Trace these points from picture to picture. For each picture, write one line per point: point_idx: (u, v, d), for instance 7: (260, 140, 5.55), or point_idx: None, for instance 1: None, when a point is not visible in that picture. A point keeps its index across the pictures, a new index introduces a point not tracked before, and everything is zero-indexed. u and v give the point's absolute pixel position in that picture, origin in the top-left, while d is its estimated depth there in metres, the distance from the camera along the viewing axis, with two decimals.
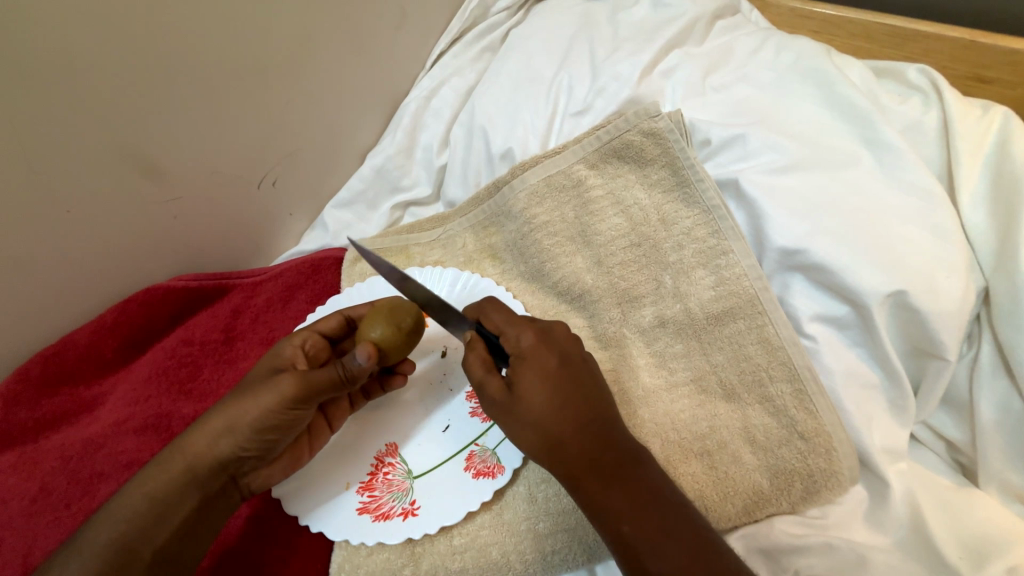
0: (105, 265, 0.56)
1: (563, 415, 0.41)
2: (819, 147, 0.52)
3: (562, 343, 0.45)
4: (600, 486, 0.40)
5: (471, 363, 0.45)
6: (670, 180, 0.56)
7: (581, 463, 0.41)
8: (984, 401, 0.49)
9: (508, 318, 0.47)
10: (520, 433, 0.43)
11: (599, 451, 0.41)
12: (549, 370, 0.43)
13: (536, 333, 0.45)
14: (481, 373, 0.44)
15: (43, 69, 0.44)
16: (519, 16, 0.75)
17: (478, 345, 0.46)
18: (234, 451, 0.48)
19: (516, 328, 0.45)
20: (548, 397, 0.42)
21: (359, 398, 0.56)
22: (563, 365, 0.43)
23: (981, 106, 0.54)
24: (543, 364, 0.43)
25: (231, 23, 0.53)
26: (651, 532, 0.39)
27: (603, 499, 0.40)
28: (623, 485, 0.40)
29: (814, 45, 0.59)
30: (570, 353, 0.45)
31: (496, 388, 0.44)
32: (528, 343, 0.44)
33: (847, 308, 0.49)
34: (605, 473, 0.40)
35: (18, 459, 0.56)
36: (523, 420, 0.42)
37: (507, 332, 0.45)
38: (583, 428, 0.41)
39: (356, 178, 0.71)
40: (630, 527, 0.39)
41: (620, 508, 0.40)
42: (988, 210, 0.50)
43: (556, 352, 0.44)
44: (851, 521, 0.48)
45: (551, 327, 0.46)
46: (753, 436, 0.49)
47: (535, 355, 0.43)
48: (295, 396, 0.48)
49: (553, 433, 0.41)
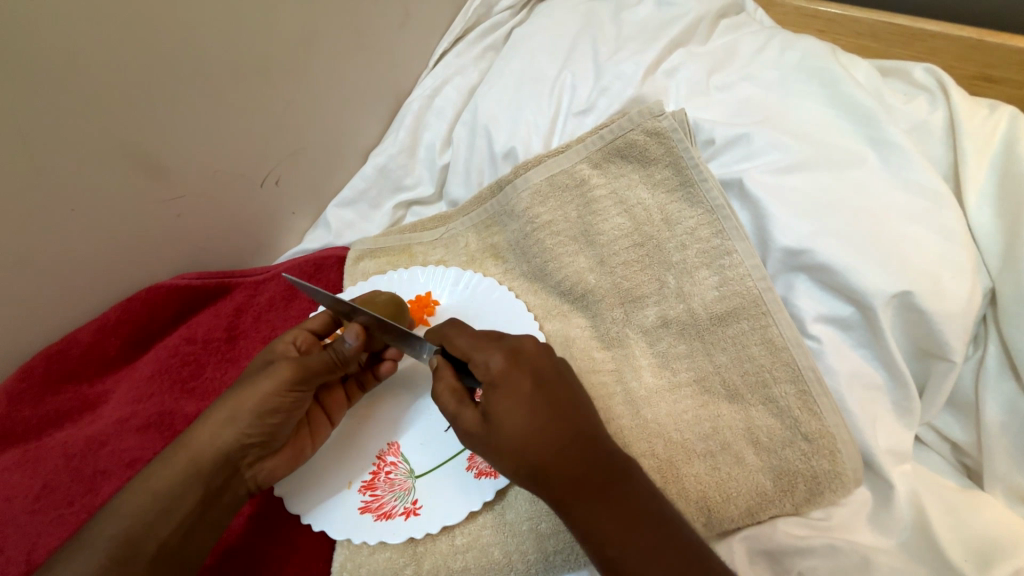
0: (109, 264, 0.56)
1: (540, 442, 0.41)
2: (824, 146, 0.52)
3: (533, 362, 0.44)
4: (584, 506, 0.40)
5: (443, 395, 0.45)
6: (674, 179, 0.55)
7: (565, 485, 0.40)
8: (991, 404, 0.48)
9: (475, 342, 0.46)
10: (500, 461, 0.42)
11: (578, 472, 0.40)
12: (521, 394, 0.42)
13: (504, 356, 0.44)
14: (454, 405, 0.45)
15: (48, 69, 0.44)
16: (523, 15, 0.75)
17: (446, 373, 0.46)
18: (236, 439, 0.48)
19: (483, 353, 0.45)
20: (523, 422, 0.41)
21: (355, 390, 0.57)
22: (535, 387, 0.43)
23: (988, 105, 0.53)
24: (514, 390, 0.42)
25: (235, 22, 0.53)
26: (636, 551, 0.39)
27: (588, 520, 0.40)
28: (605, 503, 0.40)
29: (820, 44, 0.59)
30: (542, 372, 0.44)
31: (472, 418, 0.44)
32: (498, 368, 0.43)
33: (852, 308, 0.48)
34: (585, 494, 0.40)
35: (22, 457, 0.56)
36: (500, 449, 0.42)
37: (475, 358, 0.45)
38: (564, 446, 0.41)
39: (358, 177, 0.71)
40: (618, 546, 0.39)
41: (605, 527, 0.39)
42: (995, 209, 0.49)
43: (528, 373, 0.43)
44: (854, 522, 0.47)
45: (518, 346, 0.45)
46: (757, 437, 0.49)
47: (506, 381, 0.43)
48: (293, 377, 0.48)
49: (533, 455, 0.41)
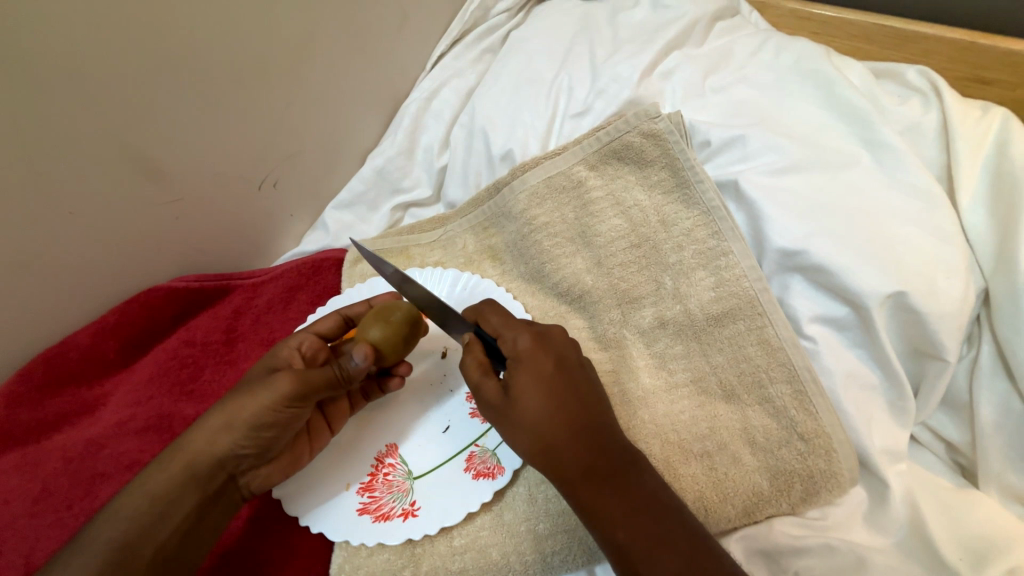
0: (107, 266, 0.56)
1: (557, 420, 0.41)
2: (819, 147, 0.52)
3: (557, 346, 0.45)
4: (592, 488, 0.40)
5: (469, 365, 0.45)
6: (670, 180, 0.56)
7: (575, 466, 0.41)
8: (985, 403, 0.48)
9: (506, 321, 0.47)
10: (515, 437, 0.43)
11: (588, 455, 0.41)
12: (544, 373, 0.43)
13: (532, 336, 0.45)
14: (478, 375, 0.44)
15: (48, 73, 0.44)
16: (520, 18, 0.75)
17: (476, 347, 0.46)
18: (230, 448, 0.48)
19: (513, 331, 0.46)
20: (542, 400, 0.42)
21: (359, 399, 0.56)
22: (557, 369, 0.44)
23: (980, 107, 0.54)
24: (539, 368, 0.43)
25: (233, 25, 0.53)
26: (643, 535, 0.39)
27: (594, 503, 0.40)
28: (614, 486, 0.40)
29: (814, 46, 0.59)
30: (566, 356, 0.45)
31: (493, 390, 0.44)
32: (525, 346, 0.44)
33: (847, 309, 0.49)
34: (597, 478, 0.40)
35: (21, 460, 0.56)
36: (519, 424, 0.42)
37: (504, 335, 0.46)
38: (577, 430, 0.41)
39: (356, 179, 0.71)
40: (625, 530, 0.39)
41: (612, 510, 0.40)
42: (988, 210, 0.50)
43: (551, 354, 0.44)
44: (850, 522, 0.48)
45: (547, 330, 0.46)
46: (753, 437, 0.49)
47: (531, 358, 0.43)
48: (290, 393, 0.47)
49: (545, 434, 0.41)
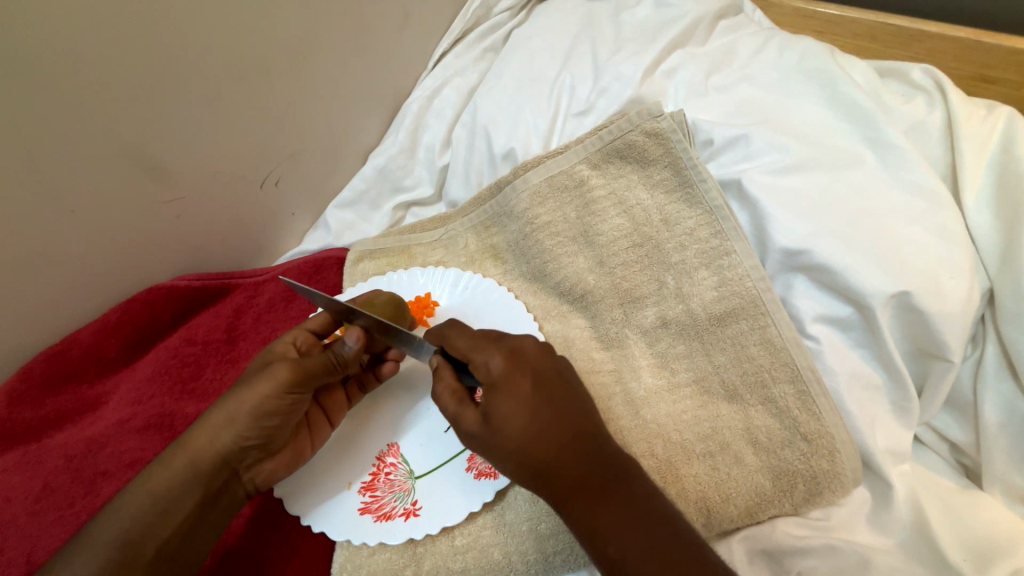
0: (109, 265, 0.56)
1: (540, 443, 0.41)
2: (822, 146, 0.52)
3: (533, 364, 0.44)
4: (586, 506, 0.40)
5: (444, 396, 0.46)
6: (673, 179, 0.56)
7: (564, 486, 0.40)
8: (989, 403, 0.48)
9: (473, 343, 0.46)
10: (502, 460, 0.42)
11: (577, 473, 0.40)
12: (519, 395, 0.42)
13: (504, 357, 0.44)
14: (455, 406, 0.45)
15: (50, 71, 0.44)
16: (522, 16, 0.75)
17: (444, 373, 0.47)
18: (235, 441, 0.48)
19: (483, 354, 0.45)
20: (521, 424, 0.41)
21: (355, 391, 0.57)
22: (534, 388, 0.43)
23: (985, 106, 0.53)
24: (514, 391, 0.42)
25: (235, 24, 0.53)
26: (638, 549, 0.38)
27: (589, 519, 0.40)
28: (607, 502, 0.40)
29: (818, 45, 0.59)
30: (542, 373, 0.44)
31: (473, 418, 0.44)
32: (497, 369, 0.43)
33: (851, 309, 0.48)
34: (588, 495, 0.40)
35: (22, 458, 0.56)
36: (502, 450, 0.42)
37: (475, 359, 0.45)
38: (562, 448, 0.41)
39: (358, 178, 0.71)
40: (617, 545, 0.39)
41: (605, 527, 0.39)
42: (993, 210, 0.49)
43: (527, 374, 0.43)
44: (853, 522, 0.48)
45: (518, 347, 0.45)
46: (756, 437, 0.49)
47: (505, 382, 0.43)
48: (290, 379, 0.48)
49: (531, 456, 0.41)
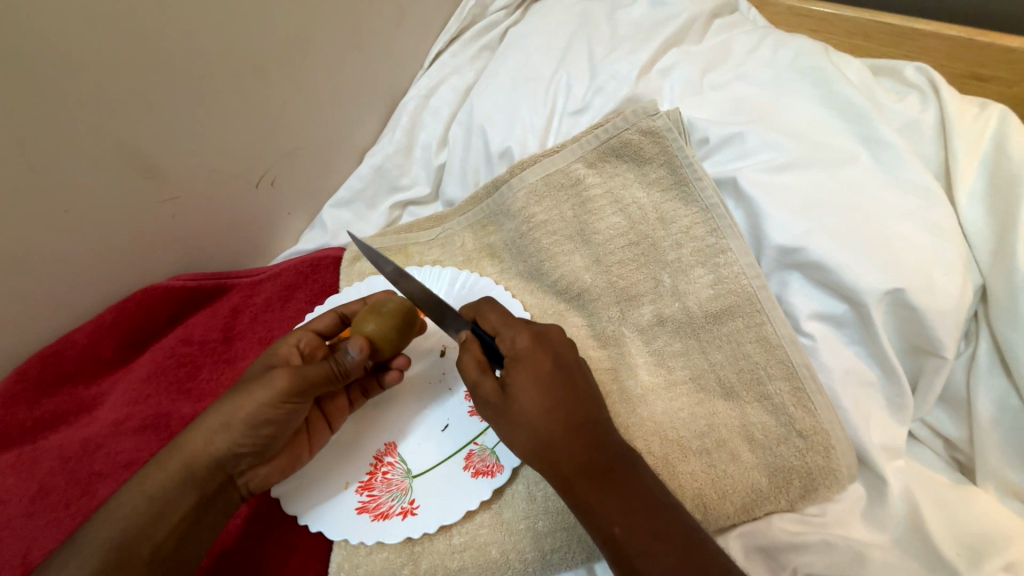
0: (105, 265, 0.56)
1: (558, 416, 0.41)
2: (817, 145, 0.52)
3: (556, 345, 0.45)
4: (591, 488, 0.40)
5: (466, 363, 0.45)
6: (669, 178, 0.56)
7: (573, 464, 0.40)
8: (983, 400, 0.49)
9: (504, 319, 0.47)
10: (513, 435, 0.42)
11: (587, 453, 0.41)
12: (542, 370, 0.43)
13: (531, 335, 0.44)
14: (476, 374, 0.44)
15: (44, 70, 0.44)
16: (518, 15, 0.75)
17: (474, 346, 0.46)
18: (229, 448, 0.48)
19: (511, 329, 0.46)
20: (543, 397, 0.41)
21: (357, 396, 0.56)
22: (555, 367, 0.43)
23: (978, 104, 0.54)
24: (537, 366, 0.43)
25: (230, 23, 0.53)
26: (642, 531, 0.39)
27: (593, 501, 0.40)
28: (612, 483, 0.40)
29: (813, 43, 0.59)
30: (565, 355, 0.45)
31: (490, 388, 0.43)
32: (523, 344, 0.44)
33: (845, 306, 0.49)
34: (594, 477, 0.40)
35: (17, 459, 0.56)
36: (519, 420, 0.42)
37: (503, 333, 0.46)
38: (575, 429, 0.41)
39: (355, 177, 0.71)
40: (620, 527, 0.39)
41: (609, 508, 0.40)
42: (986, 207, 0.50)
43: (550, 353, 0.44)
44: (849, 518, 0.48)
45: (544, 330, 0.46)
46: (751, 435, 0.49)
47: (529, 357, 0.43)
48: (288, 389, 0.47)
49: (544, 433, 0.41)
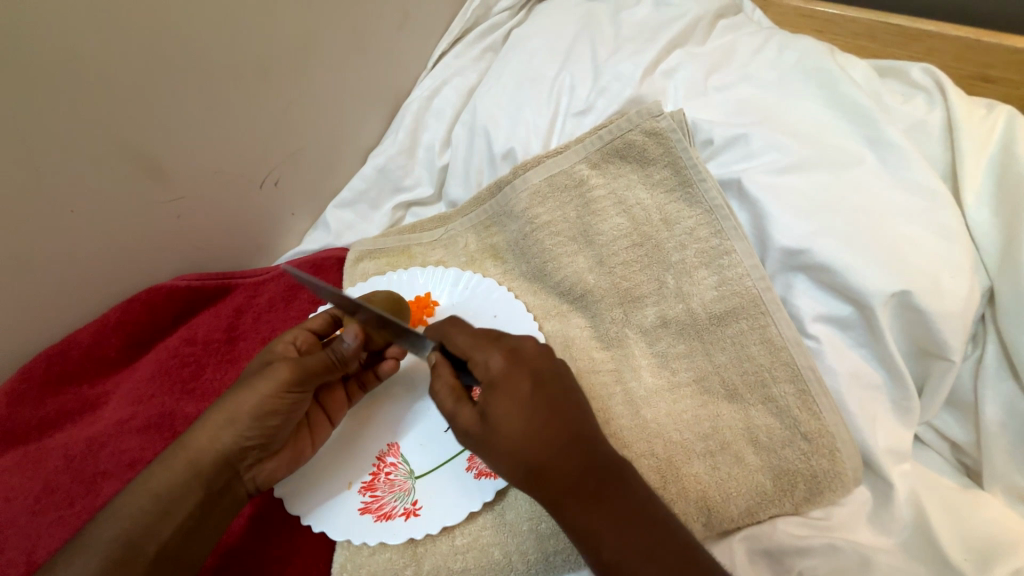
0: (109, 264, 0.56)
1: (537, 443, 0.40)
2: (822, 146, 0.52)
3: (533, 362, 0.44)
4: (579, 509, 0.40)
5: (441, 393, 0.45)
6: (673, 179, 0.55)
7: (557, 488, 0.40)
8: (990, 402, 0.48)
9: (473, 341, 0.46)
10: (496, 461, 0.42)
11: (572, 476, 0.40)
12: (521, 395, 0.42)
13: (504, 356, 0.44)
14: (452, 404, 0.44)
15: (49, 70, 0.44)
16: (522, 16, 0.75)
17: (443, 370, 0.46)
18: (236, 441, 0.48)
19: (482, 353, 0.45)
20: (519, 425, 0.41)
21: (355, 390, 0.57)
22: (533, 389, 0.42)
23: (985, 105, 0.53)
24: (513, 390, 0.42)
25: (236, 24, 0.53)
26: (634, 552, 0.38)
27: (582, 522, 0.40)
28: (600, 502, 0.40)
29: (818, 44, 0.59)
30: (541, 373, 0.44)
31: (469, 416, 0.43)
32: (497, 368, 0.43)
33: (851, 308, 0.48)
34: (581, 499, 0.40)
35: (22, 458, 0.56)
36: (498, 450, 0.41)
37: (475, 357, 0.45)
38: (558, 451, 0.40)
39: (358, 178, 0.71)
40: (613, 550, 0.39)
41: (601, 529, 0.39)
42: (994, 209, 0.49)
43: (527, 373, 0.43)
44: (854, 522, 0.48)
45: (519, 346, 0.45)
46: (756, 437, 0.49)
47: (503, 382, 0.42)
48: (290, 379, 0.48)
49: (526, 459, 0.40)
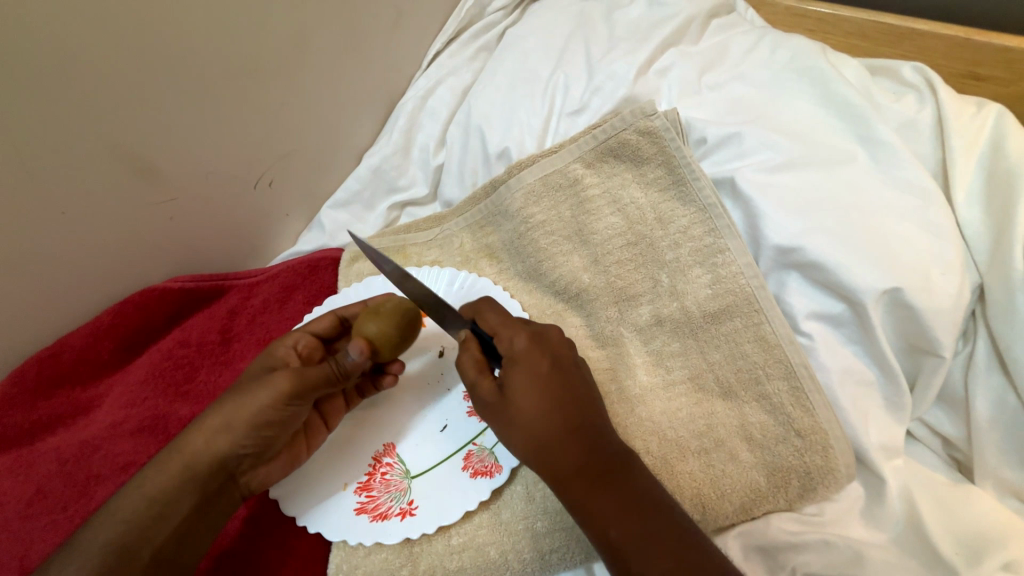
0: (102, 266, 0.56)
1: (553, 417, 0.42)
2: (815, 144, 0.52)
3: (553, 345, 0.45)
4: (586, 488, 0.40)
5: (464, 363, 0.46)
6: (666, 178, 0.56)
7: (568, 463, 0.41)
8: (980, 398, 0.49)
9: (503, 320, 0.47)
10: (511, 433, 0.43)
11: (584, 454, 0.41)
12: (541, 372, 0.43)
13: (529, 336, 0.45)
14: (474, 374, 0.45)
15: (40, 71, 0.43)
16: (516, 15, 0.75)
17: (471, 344, 0.46)
18: (231, 449, 0.48)
19: (509, 331, 0.46)
20: (539, 399, 0.42)
21: (354, 397, 0.56)
22: (552, 368, 0.44)
23: (975, 103, 0.54)
24: (534, 367, 0.43)
25: (229, 24, 0.53)
26: (634, 532, 0.39)
27: (588, 500, 0.40)
28: (605, 483, 0.40)
29: (810, 43, 0.59)
30: (563, 357, 0.45)
31: (488, 387, 0.44)
32: (521, 345, 0.44)
33: (844, 306, 0.49)
34: (589, 477, 0.40)
35: (15, 461, 0.56)
36: (515, 420, 0.42)
37: (502, 334, 0.46)
38: (572, 429, 0.42)
39: (353, 178, 0.71)
40: (615, 531, 0.39)
41: (604, 508, 0.40)
42: (983, 207, 0.50)
43: (549, 354, 0.44)
44: (847, 518, 0.48)
45: (543, 331, 0.46)
46: (750, 434, 0.49)
47: (526, 358, 0.44)
48: (289, 390, 0.48)
49: (541, 432, 0.42)
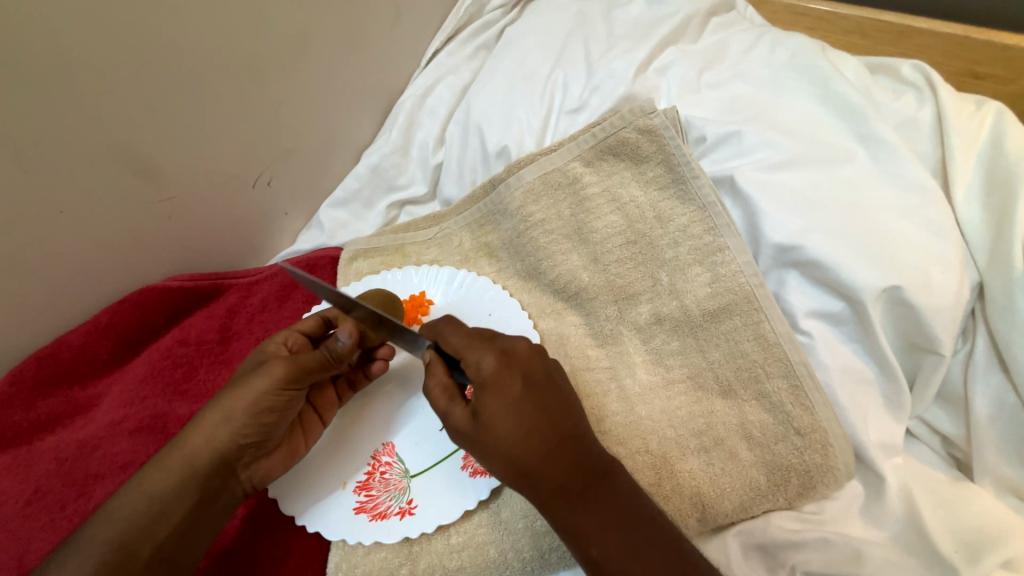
0: (100, 265, 0.56)
1: (529, 444, 0.40)
2: (814, 143, 0.52)
3: (524, 364, 0.43)
4: (570, 509, 0.40)
5: (435, 392, 0.45)
6: (666, 176, 0.56)
7: (549, 488, 0.40)
8: (980, 397, 0.49)
9: (466, 341, 0.45)
10: (488, 460, 0.42)
11: (565, 477, 0.40)
12: (512, 397, 0.41)
13: (496, 358, 0.43)
14: (445, 403, 0.44)
15: (39, 71, 0.43)
16: (515, 14, 0.75)
17: (438, 369, 0.46)
18: (233, 439, 0.48)
19: (475, 353, 0.44)
20: (513, 425, 0.41)
21: (345, 390, 0.57)
22: (525, 389, 0.42)
23: (975, 102, 0.54)
24: (505, 392, 0.41)
25: (227, 23, 0.53)
26: (620, 545, 0.39)
27: (572, 520, 0.40)
28: (588, 503, 0.40)
29: (810, 41, 0.59)
30: (534, 374, 0.43)
31: (462, 415, 0.43)
32: (488, 370, 0.42)
33: (843, 304, 0.49)
34: (572, 499, 0.40)
35: (14, 461, 0.56)
36: (490, 449, 0.41)
37: (468, 357, 0.44)
38: (549, 452, 0.40)
39: (352, 177, 0.71)
40: (600, 546, 0.39)
41: (587, 527, 0.40)
42: (983, 205, 0.50)
43: (519, 375, 0.42)
44: (847, 516, 0.48)
45: (512, 347, 0.44)
46: (750, 433, 0.49)
47: (495, 384, 0.42)
48: (286, 375, 0.48)
49: (518, 460, 0.40)
